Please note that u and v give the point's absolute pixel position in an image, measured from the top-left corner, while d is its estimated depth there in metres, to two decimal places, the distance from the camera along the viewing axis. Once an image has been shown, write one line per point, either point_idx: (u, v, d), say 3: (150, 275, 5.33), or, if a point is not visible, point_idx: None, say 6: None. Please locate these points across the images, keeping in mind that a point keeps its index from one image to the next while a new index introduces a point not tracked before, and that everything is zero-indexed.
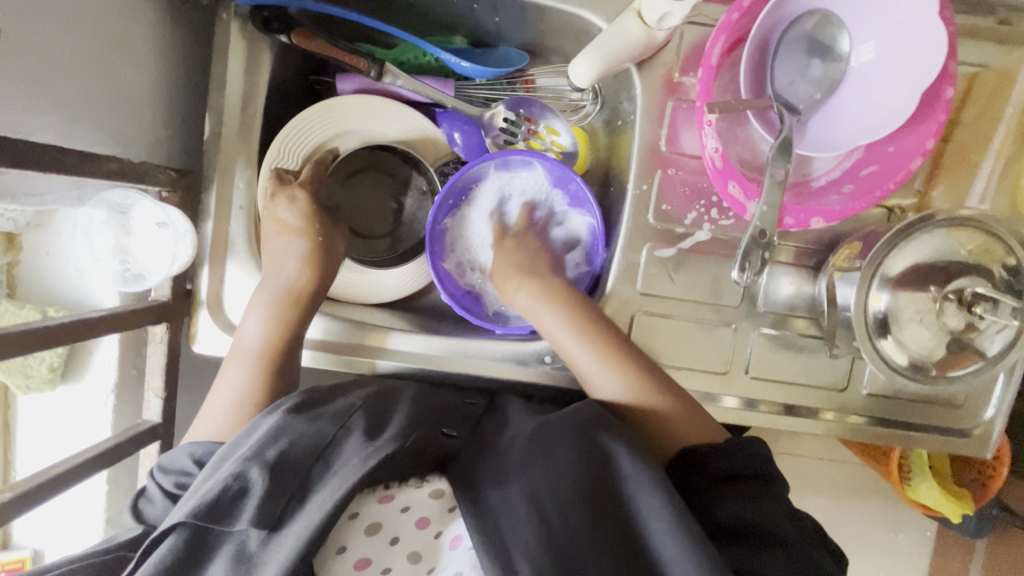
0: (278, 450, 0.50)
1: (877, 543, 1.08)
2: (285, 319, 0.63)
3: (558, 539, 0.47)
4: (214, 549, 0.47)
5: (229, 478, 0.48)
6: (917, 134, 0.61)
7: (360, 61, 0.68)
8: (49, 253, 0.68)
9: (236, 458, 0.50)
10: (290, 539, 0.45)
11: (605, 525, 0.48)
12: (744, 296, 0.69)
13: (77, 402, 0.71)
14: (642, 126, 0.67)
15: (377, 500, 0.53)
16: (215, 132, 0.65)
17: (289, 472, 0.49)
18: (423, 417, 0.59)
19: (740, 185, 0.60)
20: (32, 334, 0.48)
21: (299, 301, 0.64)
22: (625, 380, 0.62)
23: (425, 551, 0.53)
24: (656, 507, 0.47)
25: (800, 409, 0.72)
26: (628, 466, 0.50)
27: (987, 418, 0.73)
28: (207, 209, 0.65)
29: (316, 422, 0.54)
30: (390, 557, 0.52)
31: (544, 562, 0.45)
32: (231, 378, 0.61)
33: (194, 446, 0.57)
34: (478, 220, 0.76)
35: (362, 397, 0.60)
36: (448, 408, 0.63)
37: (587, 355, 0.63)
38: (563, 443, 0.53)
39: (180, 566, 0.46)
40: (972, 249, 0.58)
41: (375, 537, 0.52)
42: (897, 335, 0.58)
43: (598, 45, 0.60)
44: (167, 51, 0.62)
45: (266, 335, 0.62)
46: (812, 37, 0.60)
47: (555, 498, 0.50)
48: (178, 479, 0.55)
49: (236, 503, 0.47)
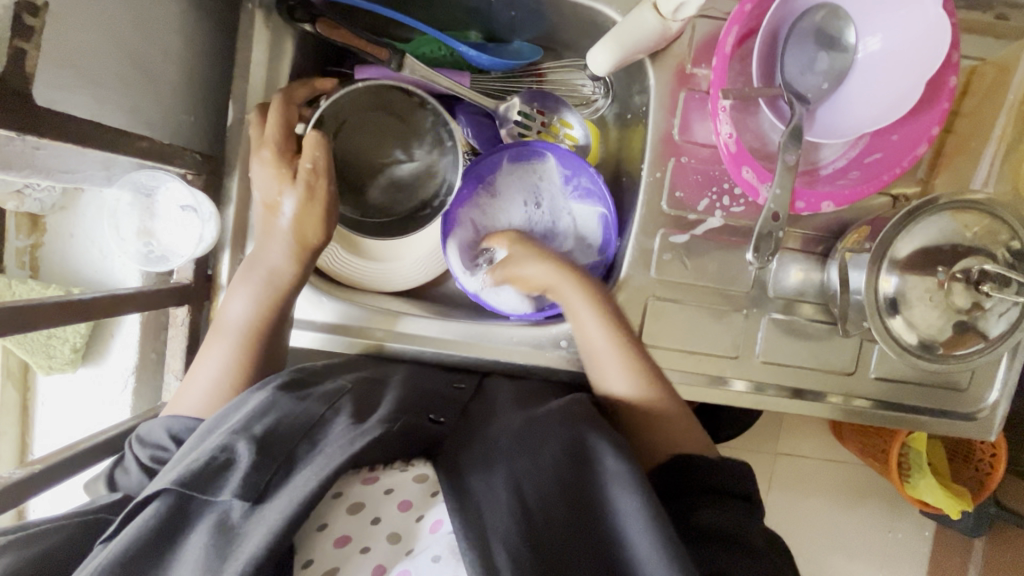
0: (266, 425, 0.51)
1: (880, 536, 1.09)
2: (265, 302, 0.62)
3: (537, 519, 0.47)
4: (195, 518, 0.47)
5: (215, 450, 0.49)
6: (922, 121, 0.63)
7: (381, 52, 0.68)
8: (72, 236, 0.69)
9: (226, 431, 0.51)
10: (274, 511, 0.45)
11: (582, 512, 0.49)
12: (755, 282, 0.71)
13: (97, 383, 0.72)
14: (656, 115, 0.69)
15: (361, 481, 0.51)
16: (238, 118, 0.66)
17: (277, 446, 0.49)
18: (410, 403, 0.58)
19: (754, 170, 0.63)
20: (63, 306, 0.49)
21: (281, 288, 0.62)
22: (632, 379, 0.63)
23: (405, 532, 0.49)
24: (634, 507, 0.47)
25: (808, 394, 0.73)
26: (612, 466, 0.50)
27: (991, 401, 0.74)
28: (229, 194, 0.66)
29: (305, 403, 0.55)
30: (370, 537, 0.48)
31: (521, 542, 0.44)
32: (217, 354, 0.60)
33: (171, 420, 0.57)
34: (491, 211, 0.76)
35: (351, 381, 0.61)
36: (438, 395, 0.62)
37: (604, 348, 0.65)
38: (551, 440, 0.54)
39: (159, 534, 0.46)
40: (976, 232, 0.60)
41: (356, 517, 0.49)
42: (907, 315, 0.60)
43: (616, 35, 0.62)
44: (191, 39, 0.64)
45: (251, 317, 0.61)
46: (822, 29, 0.62)
47: (538, 488, 0.49)
48: (155, 452, 0.56)
49: (220, 474, 0.47)
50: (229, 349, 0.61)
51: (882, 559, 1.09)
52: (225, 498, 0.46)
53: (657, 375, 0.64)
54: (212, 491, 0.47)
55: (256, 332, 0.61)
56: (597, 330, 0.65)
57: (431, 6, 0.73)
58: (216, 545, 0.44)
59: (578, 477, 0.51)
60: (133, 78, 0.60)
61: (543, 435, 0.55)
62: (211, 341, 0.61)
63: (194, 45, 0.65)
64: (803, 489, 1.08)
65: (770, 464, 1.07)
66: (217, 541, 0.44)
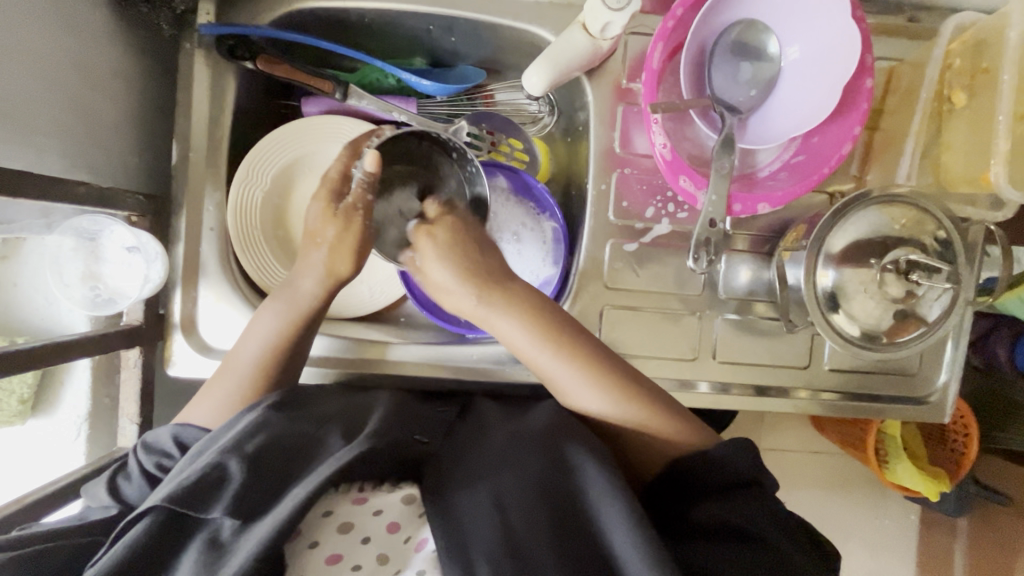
0: (257, 444, 0.50)
1: (862, 521, 1.10)
2: (286, 332, 0.63)
3: (515, 531, 0.47)
4: (186, 535, 0.47)
5: (207, 467, 0.48)
6: (845, 123, 0.65)
7: (325, 84, 0.70)
8: (16, 284, 0.68)
9: (217, 449, 0.50)
10: (264, 527, 0.45)
11: (561, 518, 0.49)
12: (705, 284, 0.72)
13: (50, 433, 0.71)
14: (596, 130, 0.71)
15: (351, 501, 0.51)
16: (183, 157, 0.66)
17: (265, 465, 0.49)
18: (395, 424, 0.55)
19: (690, 178, 0.65)
20: (3, 357, 0.48)
21: (302, 318, 0.64)
22: (605, 393, 0.60)
23: (390, 552, 0.50)
24: (616, 515, 0.48)
25: (770, 390, 0.75)
26: (591, 473, 0.51)
27: (941, 383, 0.77)
28: (178, 233, 0.66)
29: (301, 421, 0.54)
30: (359, 554, 0.49)
31: (498, 551, 0.46)
32: (213, 401, 0.62)
33: (180, 428, 0.59)
34: None
35: (344, 406, 0.59)
36: (423, 418, 0.59)
37: (559, 366, 0.60)
38: (529, 453, 0.54)
39: (149, 550, 0.46)
40: (904, 223, 0.63)
41: (347, 536, 0.49)
42: (847, 308, 0.62)
43: (548, 55, 0.65)
44: (131, 82, 0.65)
45: (263, 353, 0.63)
46: (740, 41, 0.65)
47: (518, 501, 0.49)
48: (160, 460, 0.56)
49: (211, 492, 0.47)
50: (236, 385, 0.62)
51: (867, 546, 1.11)
52: (216, 515, 0.46)
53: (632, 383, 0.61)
54: (202, 509, 0.46)
55: (264, 373, 0.63)
56: (540, 351, 0.61)
57: (373, 38, 0.74)
58: (206, 560, 0.45)
59: (560, 486, 0.51)
60: (71, 124, 0.60)
61: (531, 445, 0.55)
62: (227, 371, 0.63)
63: (134, 87, 0.66)
64: (783, 485, 1.09)
65: None
66: (208, 557, 0.45)
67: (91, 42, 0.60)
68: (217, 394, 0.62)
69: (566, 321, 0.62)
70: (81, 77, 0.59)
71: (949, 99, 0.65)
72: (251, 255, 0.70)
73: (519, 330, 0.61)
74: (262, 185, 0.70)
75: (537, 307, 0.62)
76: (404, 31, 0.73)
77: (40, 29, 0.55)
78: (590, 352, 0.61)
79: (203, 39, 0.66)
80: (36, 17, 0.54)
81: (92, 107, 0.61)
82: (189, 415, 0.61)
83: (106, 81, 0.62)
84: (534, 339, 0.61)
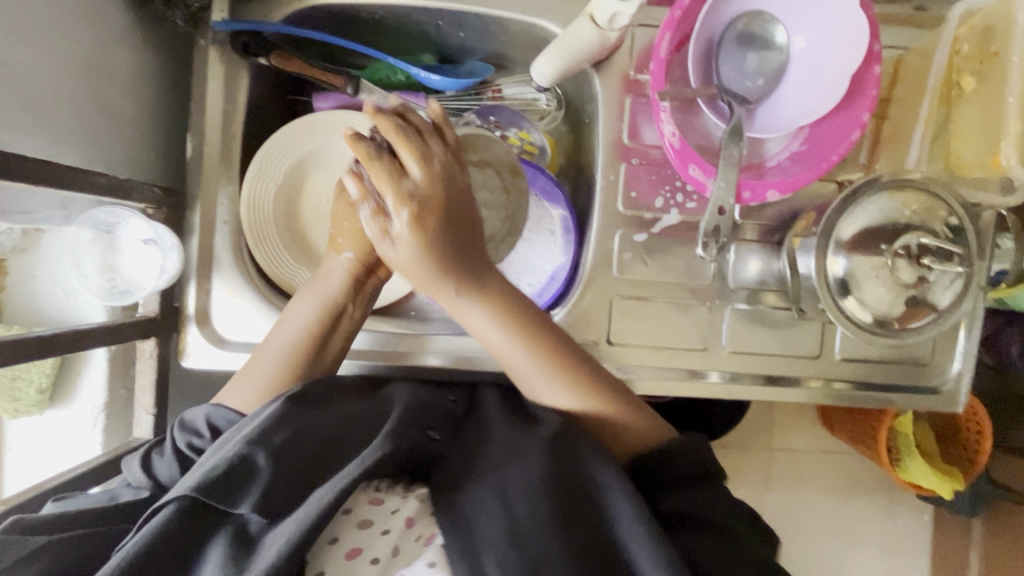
0: (286, 437, 0.50)
1: (874, 519, 1.09)
2: (324, 316, 0.64)
3: (522, 524, 0.48)
4: (209, 532, 0.46)
5: (234, 459, 0.48)
6: (851, 112, 0.66)
7: (336, 79, 0.71)
8: (35, 276, 0.70)
9: (243, 438, 0.50)
10: (290, 525, 0.45)
11: (575, 516, 0.49)
12: (714, 274, 0.72)
13: (66, 422, 0.73)
14: (605, 123, 0.72)
15: (368, 500, 0.51)
16: (197, 152, 0.68)
17: (296, 460, 0.50)
18: (411, 420, 0.55)
19: (700, 166, 0.65)
20: (24, 344, 0.49)
21: (339, 306, 0.64)
22: (564, 386, 0.59)
23: (403, 548, 0.50)
24: (627, 511, 0.48)
25: (781, 380, 0.74)
26: (598, 469, 0.51)
27: (954, 372, 0.76)
28: (192, 226, 0.67)
29: (317, 418, 0.54)
30: (377, 546, 0.49)
31: (505, 548, 0.47)
32: (251, 387, 0.61)
33: (212, 409, 0.58)
34: None
35: (360, 404, 0.58)
36: (438, 408, 0.59)
37: (530, 364, 0.60)
38: (536, 444, 0.52)
39: (173, 536, 0.45)
40: (915, 209, 0.63)
41: (364, 532, 0.49)
42: (858, 295, 0.62)
43: (556, 46, 0.65)
44: (147, 78, 0.67)
45: (308, 327, 0.63)
46: (747, 32, 0.66)
47: (526, 499, 0.49)
48: (189, 440, 0.56)
49: (240, 485, 0.47)
50: (275, 375, 0.61)
51: (880, 545, 1.09)
52: (244, 511, 0.46)
53: (592, 373, 0.61)
54: (234, 503, 0.46)
55: (305, 349, 0.63)
56: (517, 350, 0.60)
57: (383, 35, 0.75)
58: (234, 556, 0.44)
59: (568, 481, 0.51)
60: (90, 119, 0.61)
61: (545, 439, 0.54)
62: (261, 357, 0.62)
63: (149, 83, 0.67)
64: (794, 482, 1.08)
65: (762, 460, 1.07)
66: (236, 551, 0.45)
67: (110, 39, 0.61)
68: (254, 379, 0.61)
69: (540, 319, 0.61)
70: (100, 72, 0.61)
71: (958, 84, 0.65)
72: (264, 249, 0.70)
73: (491, 325, 0.60)
74: (273, 178, 0.71)
75: (506, 295, 0.60)
76: (414, 26, 0.73)
77: (62, 25, 0.56)
78: (557, 347, 0.60)
79: (217, 36, 0.67)
80: (58, 13, 0.55)
81: (110, 101, 0.63)
82: (227, 398, 0.61)
83: (123, 76, 0.64)
84: (498, 321, 0.60)
